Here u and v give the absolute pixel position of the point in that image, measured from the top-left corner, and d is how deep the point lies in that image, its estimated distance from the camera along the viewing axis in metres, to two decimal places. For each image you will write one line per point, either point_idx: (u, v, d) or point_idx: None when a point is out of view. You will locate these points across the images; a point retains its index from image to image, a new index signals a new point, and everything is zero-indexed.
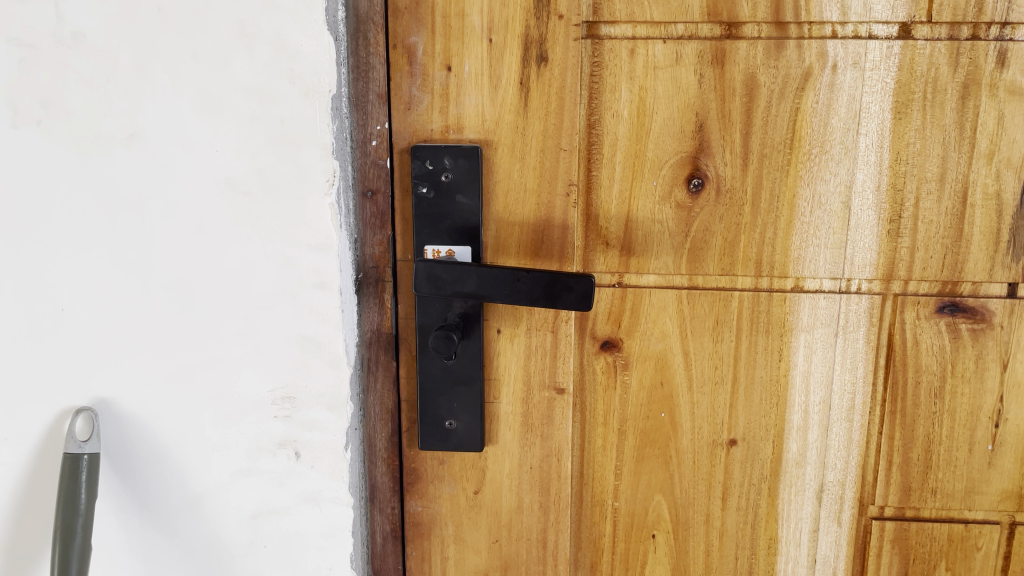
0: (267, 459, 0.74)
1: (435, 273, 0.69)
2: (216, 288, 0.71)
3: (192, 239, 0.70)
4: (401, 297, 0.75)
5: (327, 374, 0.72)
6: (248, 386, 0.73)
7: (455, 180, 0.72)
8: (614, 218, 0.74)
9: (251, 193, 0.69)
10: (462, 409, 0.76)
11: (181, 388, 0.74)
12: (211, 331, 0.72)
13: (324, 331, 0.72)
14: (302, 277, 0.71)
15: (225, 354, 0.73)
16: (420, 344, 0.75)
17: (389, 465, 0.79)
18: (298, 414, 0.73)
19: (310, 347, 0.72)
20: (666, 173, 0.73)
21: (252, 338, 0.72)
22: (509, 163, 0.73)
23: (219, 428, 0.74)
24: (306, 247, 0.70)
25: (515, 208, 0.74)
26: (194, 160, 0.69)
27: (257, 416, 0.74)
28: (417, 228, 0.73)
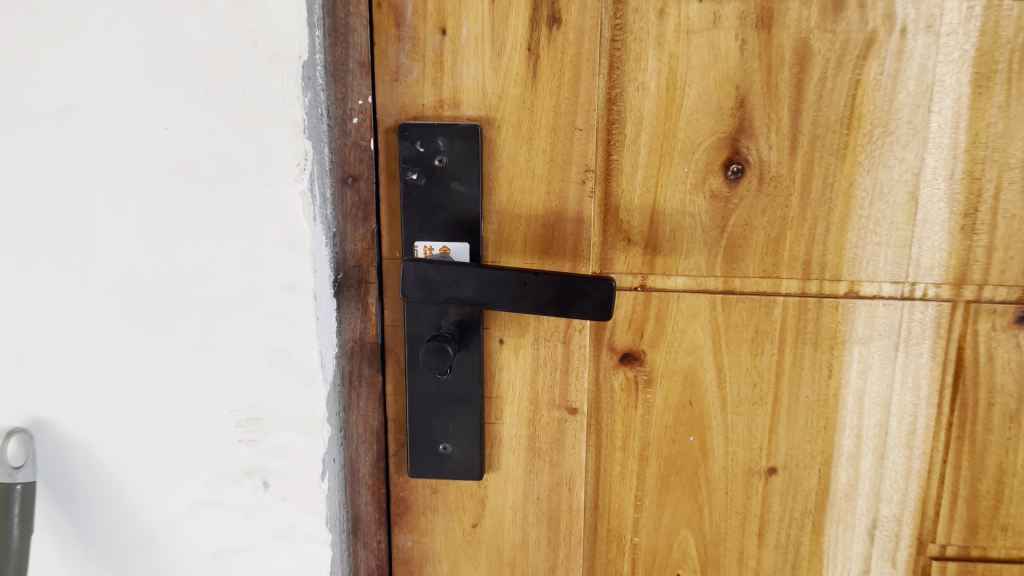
0: (231, 490, 0.64)
1: (426, 275, 0.58)
2: (170, 290, 0.61)
3: (139, 233, 0.60)
4: (388, 302, 0.66)
5: (299, 392, 0.62)
6: (208, 404, 0.63)
7: (451, 165, 0.61)
8: (637, 210, 0.63)
9: (208, 178, 0.58)
10: (458, 430, 0.66)
11: (131, 407, 0.63)
12: (164, 341, 0.62)
13: (295, 343, 0.61)
14: (269, 279, 0.60)
15: (181, 368, 0.62)
16: (410, 356, 0.64)
17: (374, 493, 0.69)
18: (266, 438, 0.63)
19: (280, 361, 0.61)
20: (700, 157, 0.61)
21: (213, 349, 0.61)
22: (514, 144, 0.61)
23: (175, 453, 0.64)
24: (274, 243, 0.59)
25: (521, 197, 0.63)
26: (140, 139, 0.58)
27: (219, 439, 0.63)
28: (405, 221, 0.62)
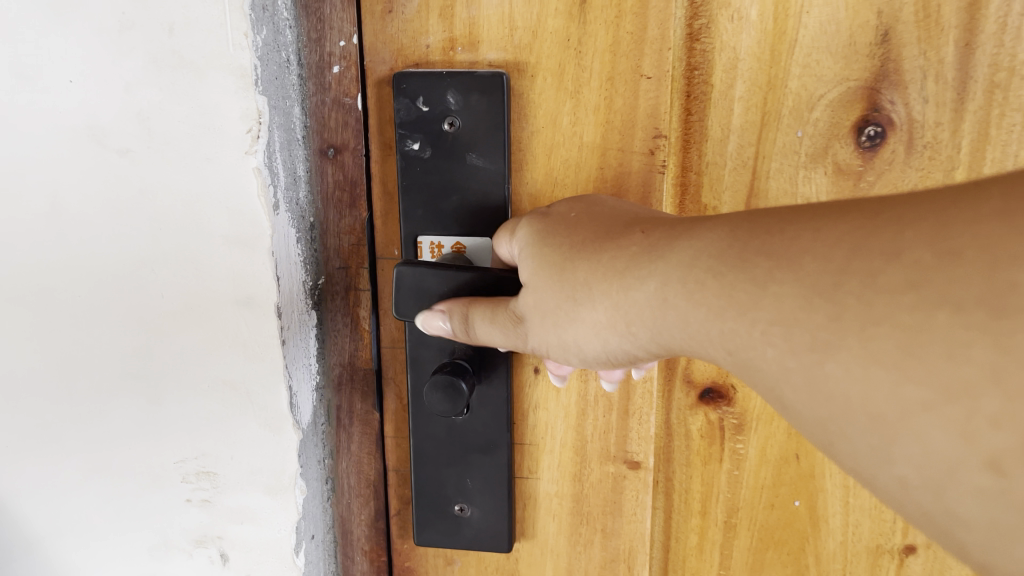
0: (181, 561, 0.50)
1: (425, 284, 0.42)
2: (88, 304, 0.45)
3: (46, 226, 0.43)
4: (385, 318, 0.48)
5: (260, 440, 0.46)
6: (147, 450, 0.47)
7: (466, 129, 0.44)
8: (729, 191, 0.45)
9: (131, 150, 0.41)
10: (479, 489, 0.49)
11: (52, 453, 0.48)
12: (85, 370, 0.46)
13: (252, 377, 0.44)
14: (217, 288, 0.43)
15: (109, 405, 0.47)
16: (414, 390, 0.48)
17: (370, 561, 0.53)
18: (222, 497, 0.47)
19: (236, 400, 0.45)
20: (820, 117, 0.43)
21: (148, 380, 0.46)
22: (555, 100, 0.43)
23: (111, 509, 0.49)
24: (221, 239, 0.42)
25: (563, 174, 0.44)
26: (39, 97, 0.41)
27: (163, 497, 0.48)
28: (405, 208, 0.45)
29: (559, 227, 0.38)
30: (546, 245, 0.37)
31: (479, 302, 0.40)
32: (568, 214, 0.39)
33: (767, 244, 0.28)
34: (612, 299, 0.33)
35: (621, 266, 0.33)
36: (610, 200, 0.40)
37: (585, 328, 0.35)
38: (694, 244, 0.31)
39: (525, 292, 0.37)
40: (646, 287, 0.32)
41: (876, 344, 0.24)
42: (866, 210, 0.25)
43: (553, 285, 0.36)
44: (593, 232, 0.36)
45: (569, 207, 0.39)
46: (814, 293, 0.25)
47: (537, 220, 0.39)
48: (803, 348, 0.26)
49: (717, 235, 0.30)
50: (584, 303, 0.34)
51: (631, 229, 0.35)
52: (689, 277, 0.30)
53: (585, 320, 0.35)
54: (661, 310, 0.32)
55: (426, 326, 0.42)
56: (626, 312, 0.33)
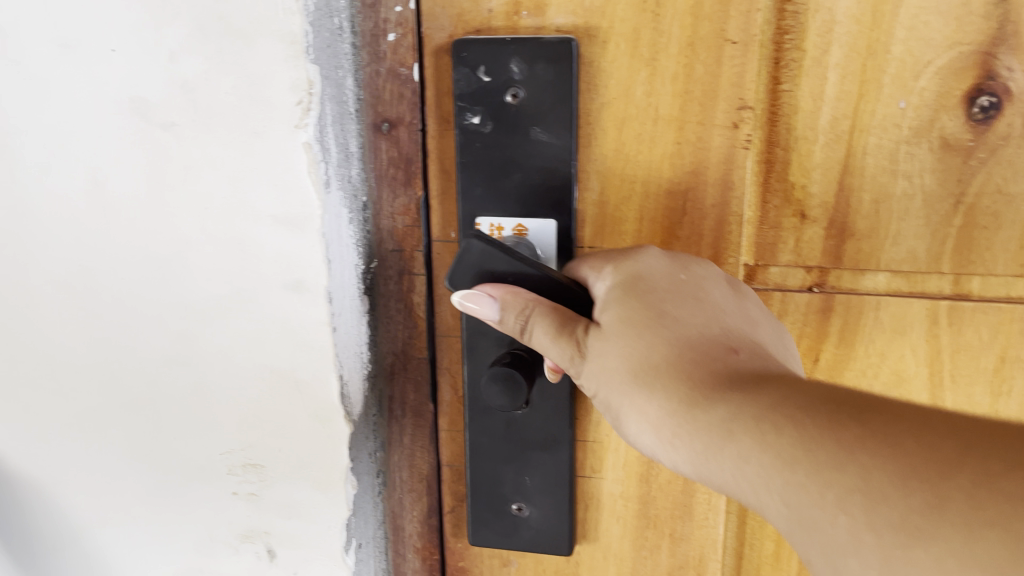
0: (226, 557, 0.48)
1: (490, 267, 0.39)
2: (130, 287, 0.43)
3: (89, 205, 0.41)
4: (441, 305, 0.45)
5: (310, 432, 0.43)
6: (192, 440, 0.45)
7: (530, 101, 0.40)
8: (820, 168, 0.40)
9: (175, 122, 0.39)
10: (538, 488, 0.46)
11: (97, 440, 0.47)
12: (127, 356, 0.44)
13: (300, 365, 0.42)
14: (264, 271, 0.40)
15: (152, 392, 0.45)
16: (471, 382, 0.45)
17: (423, 559, 0.50)
18: (271, 488, 0.45)
19: (286, 389, 0.43)
20: (926, 86, 0.39)
21: (192, 367, 0.44)
22: (629, 69, 0.39)
23: (156, 499, 0.47)
24: (269, 220, 0.39)
25: (636, 149, 0.40)
26: (79, 67, 0.39)
27: (208, 488, 0.46)
28: (463, 185, 0.42)
29: (659, 295, 0.36)
30: (636, 312, 0.36)
31: (542, 311, 0.37)
32: (674, 279, 0.36)
33: (864, 415, 0.26)
34: (682, 409, 0.32)
35: (700, 390, 0.32)
36: (717, 272, 0.38)
37: (633, 412, 0.34)
38: (780, 393, 0.29)
39: (597, 339, 0.36)
40: (717, 415, 0.30)
41: (979, 546, 0.22)
42: (973, 422, 0.25)
43: (624, 354, 0.35)
44: (692, 324, 0.35)
45: (679, 265, 0.37)
46: (910, 474, 0.24)
47: (641, 271, 0.37)
48: (887, 529, 0.23)
49: (815, 394, 0.28)
50: (643, 396, 0.34)
51: (722, 349, 0.34)
52: (765, 419, 0.29)
53: (639, 406, 0.34)
54: (723, 442, 0.30)
55: (465, 302, 0.38)
56: (688, 429, 0.32)
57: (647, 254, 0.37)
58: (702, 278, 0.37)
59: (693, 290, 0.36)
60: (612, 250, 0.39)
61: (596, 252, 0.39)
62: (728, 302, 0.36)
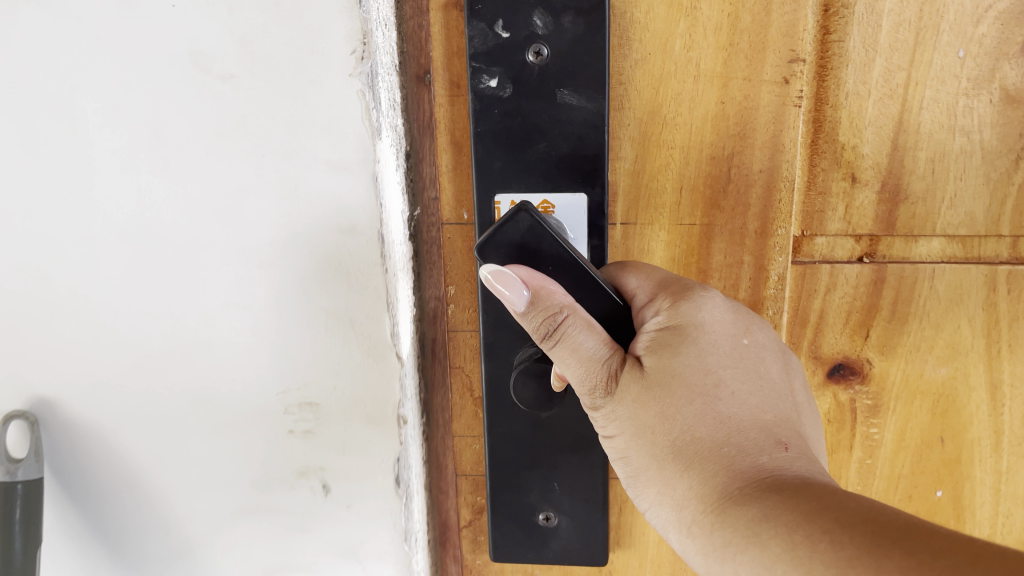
0: (280, 496, 0.41)
1: (535, 247, 0.34)
2: (175, 245, 0.36)
3: (127, 155, 0.35)
4: (454, 296, 0.40)
5: (365, 372, 0.38)
6: (234, 401, 0.39)
7: (557, 60, 0.35)
8: (874, 125, 0.37)
9: (234, 72, 0.33)
10: (568, 495, 0.42)
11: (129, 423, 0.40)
12: (166, 330, 0.38)
13: (357, 306, 0.37)
14: (316, 213, 0.35)
15: (197, 363, 0.39)
16: (492, 381, 0.40)
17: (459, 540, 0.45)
18: (328, 433, 0.40)
19: (338, 333, 0.37)
20: (988, 33, 0.35)
21: (254, 324, 0.38)
22: (665, 21, 0.35)
23: (197, 469, 0.41)
24: (323, 165, 0.34)
25: (674, 111, 0.36)
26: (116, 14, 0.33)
27: (245, 437, 0.40)
28: (479, 160, 0.36)
29: (715, 357, 0.32)
30: (683, 371, 0.32)
31: (571, 337, 0.32)
32: (734, 342, 0.32)
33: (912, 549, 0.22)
34: (712, 497, 0.29)
35: (735, 484, 0.29)
36: (774, 340, 0.34)
37: (660, 490, 0.31)
38: (823, 504, 0.26)
39: (631, 390, 0.32)
40: (750, 510, 0.27)
41: None
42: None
43: (663, 418, 0.31)
44: (745, 401, 0.31)
45: (740, 325, 0.33)
46: None
47: (702, 322, 0.33)
48: None
49: (863, 516, 0.24)
50: (674, 474, 0.31)
51: (770, 438, 0.30)
52: (800, 526, 0.25)
53: (668, 483, 0.31)
54: (746, 545, 0.26)
55: (491, 281, 0.33)
56: (715, 518, 0.28)
57: (711, 300, 0.33)
58: (757, 344, 0.33)
59: (749, 362, 0.32)
60: (673, 277, 0.35)
61: (654, 268, 0.35)
62: (778, 378, 0.33)
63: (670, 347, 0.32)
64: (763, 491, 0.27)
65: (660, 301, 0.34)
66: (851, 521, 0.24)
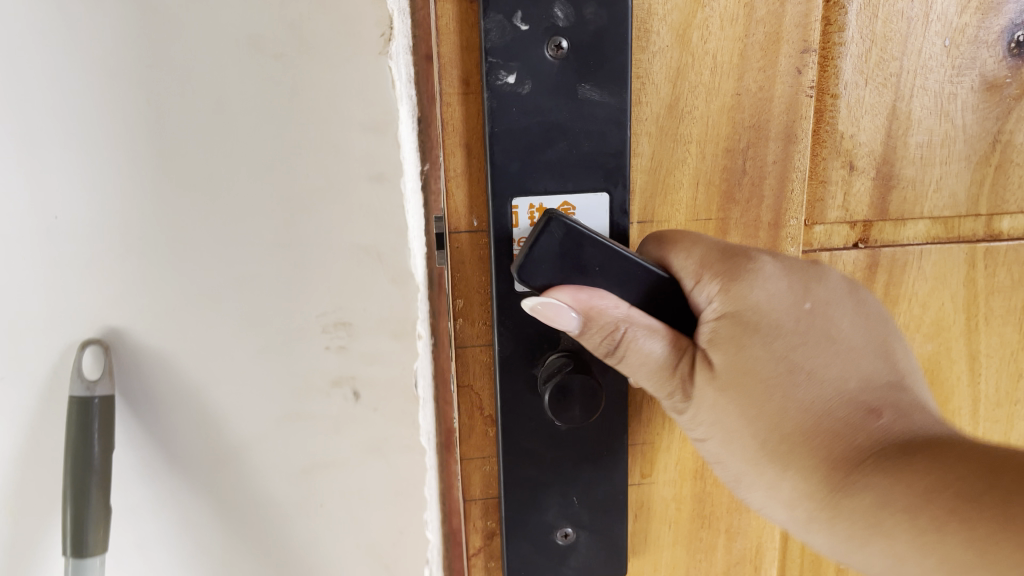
0: (314, 408, 0.35)
1: (581, 247, 0.32)
2: (212, 162, 0.31)
3: (160, 68, 0.29)
4: (464, 309, 0.37)
5: (391, 305, 0.33)
6: (273, 329, 0.34)
7: (578, 54, 0.33)
8: (870, 114, 0.38)
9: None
10: (586, 509, 0.40)
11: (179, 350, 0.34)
12: (203, 267, 0.33)
13: (386, 236, 0.31)
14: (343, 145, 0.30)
15: (234, 300, 0.33)
16: (508, 397, 0.38)
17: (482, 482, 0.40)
18: (368, 352, 0.34)
19: (366, 264, 0.32)
20: (970, 23, 0.37)
21: (294, 258, 0.32)
22: (682, 14, 0.34)
23: (247, 396, 0.35)
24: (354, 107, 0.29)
25: (691, 105, 0.35)
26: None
27: (287, 363, 0.34)
28: (496, 163, 0.34)
29: (784, 338, 0.30)
30: (756, 363, 0.30)
31: (642, 341, 0.32)
32: (796, 313, 0.30)
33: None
34: (821, 490, 0.28)
35: (841, 473, 0.28)
36: (839, 290, 0.31)
37: (757, 483, 0.31)
38: (937, 474, 0.25)
39: (705, 390, 0.31)
40: (865, 501, 0.27)
41: None
42: None
43: (746, 417, 0.30)
44: (826, 378, 0.29)
45: (800, 289, 0.31)
46: None
47: (759, 300, 0.30)
48: None
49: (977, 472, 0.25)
50: (771, 468, 0.30)
51: (864, 407, 0.29)
52: (924, 513, 0.25)
53: (765, 478, 0.30)
54: (871, 536, 0.27)
55: (539, 311, 0.32)
56: (831, 513, 0.28)
57: (763, 272, 0.31)
58: (825, 303, 0.31)
59: (819, 329, 0.30)
60: (716, 246, 0.32)
61: (693, 241, 0.32)
62: (852, 332, 0.30)
63: (737, 338, 0.30)
64: (867, 475, 0.27)
65: (708, 286, 0.31)
66: (949, 485, 0.25)
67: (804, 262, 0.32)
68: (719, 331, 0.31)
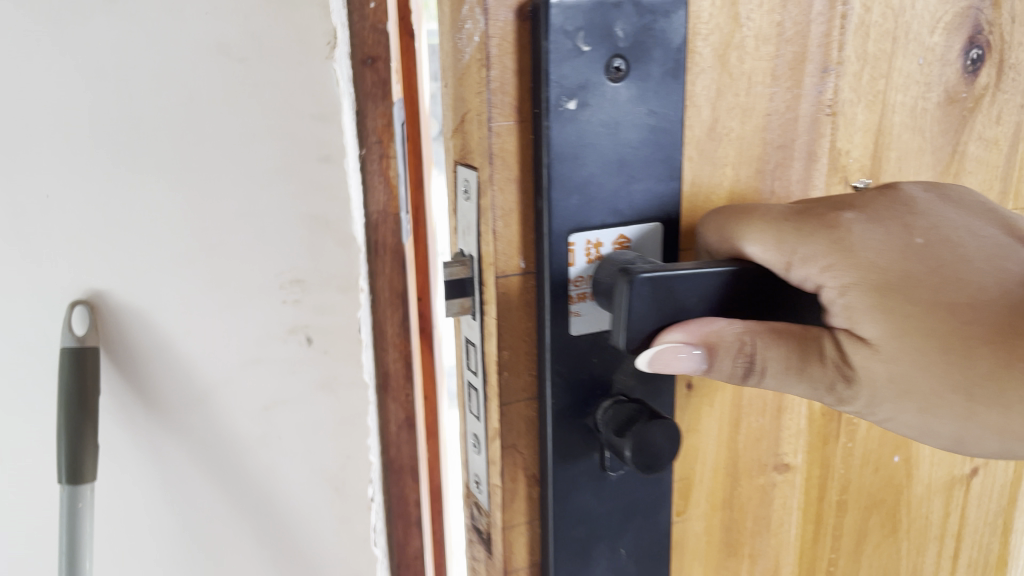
0: (279, 352, 0.38)
1: (675, 291, 0.29)
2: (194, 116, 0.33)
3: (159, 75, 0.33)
4: (508, 361, 0.33)
5: (339, 267, 0.37)
6: (242, 283, 0.36)
7: (638, 76, 0.31)
8: (862, 130, 0.39)
9: (249, 58, 0.33)
10: (633, 560, 0.37)
11: (158, 311, 0.36)
12: (187, 228, 0.35)
13: (332, 205, 0.35)
14: (299, 123, 0.34)
15: (217, 253, 0.36)
16: (562, 453, 0.34)
17: (404, 410, 0.41)
18: (319, 305, 0.37)
19: (318, 233, 0.36)
20: (939, 43, 0.40)
21: (262, 225, 0.35)
22: (724, 33, 0.33)
23: (215, 338, 0.37)
24: (311, 111, 0.34)
25: (729, 126, 0.34)
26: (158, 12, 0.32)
27: (252, 314, 0.37)
28: (557, 197, 0.31)
29: (926, 282, 0.29)
30: (918, 317, 0.29)
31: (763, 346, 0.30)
32: (914, 254, 0.30)
33: None
34: None
35: None
36: (933, 210, 0.31)
37: (974, 433, 0.30)
38: None
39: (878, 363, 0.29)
40: None
41: None
42: None
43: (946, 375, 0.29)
44: (987, 297, 0.29)
45: (901, 230, 0.30)
46: None
47: (872, 256, 0.29)
48: None
49: None
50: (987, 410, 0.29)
51: None
52: None
53: (986, 424, 0.29)
54: None
55: (658, 369, 0.29)
56: None
57: (857, 231, 0.30)
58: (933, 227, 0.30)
59: (948, 257, 0.30)
60: (792, 224, 0.31)
61: (766, 226, 0.31)
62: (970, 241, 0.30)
63: (890, 302, 0.29)
64: None
65: (807, 270, 0.30)
66: None
67: (884, 197, 0.31)
68: (855, 301, 0.29)
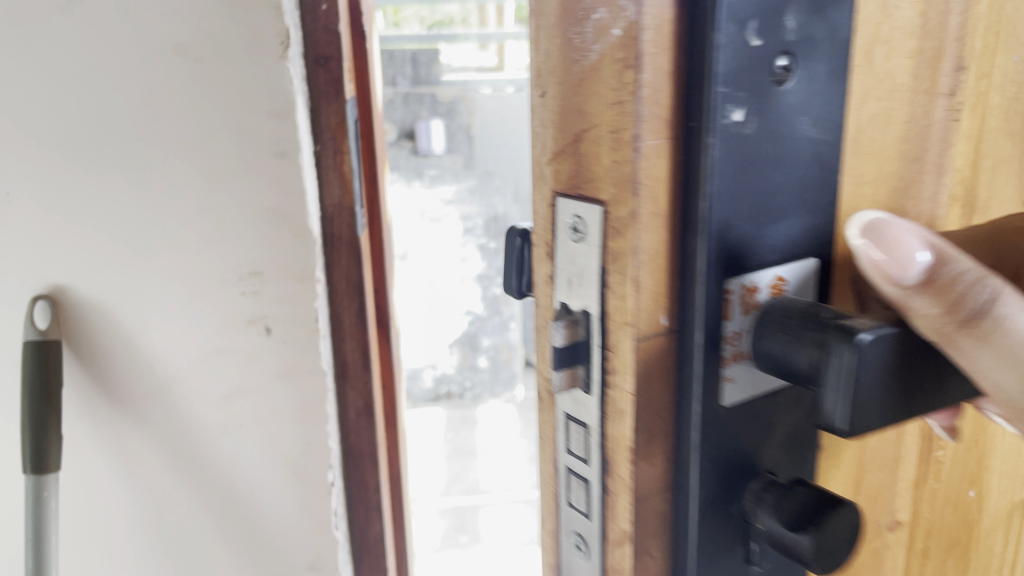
0: (237, 338, 0.52)
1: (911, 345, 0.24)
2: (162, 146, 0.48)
3: (120, 103, 0.47)
4: (644, 448, 0.26)
5: (291, 249, 0.51)
6: (199, 273, 0.51)
7: (806, 77, 0.24)
8: None
9: (203, 58, 0.46)
10: None
11: (116, 304, 0.51)
12: (156, 227, 0.50)
13: (291, 203, 0.50)
14: (256, 139, 0.48)
15: (176, 255, 0.50)
16: (707, 554, 0.27)
17: (361, 398, 0.57)
18: (277, 293, 0.52)
19: (276, 223, 0.50)
20: None
21: (220, 221, 0.50)
22: (875, 25, 0.27)
23: (174, 331, 0.52)
24: (264, 113, 0.48)
25: (872, 137, 0.28)
26: (115, 30, 0.46)
27: (216, 301, 0.51)
28: (720, 235, 0.24)
29: None
30: None
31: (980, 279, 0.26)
32: None
33: None
34: None
35: None
36: None
37: None
38: None
39: None
40: None
41: None
42: None
43: None
44: None
45: None
46: None
47: None
48: None
49: None
50: None
51: None
52: None
53: None
54: None
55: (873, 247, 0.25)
56: None
57: None
58: None
59: None
60: None
61: None
62: None
63: None
64: None
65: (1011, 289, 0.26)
66: None
67: None
68: None
